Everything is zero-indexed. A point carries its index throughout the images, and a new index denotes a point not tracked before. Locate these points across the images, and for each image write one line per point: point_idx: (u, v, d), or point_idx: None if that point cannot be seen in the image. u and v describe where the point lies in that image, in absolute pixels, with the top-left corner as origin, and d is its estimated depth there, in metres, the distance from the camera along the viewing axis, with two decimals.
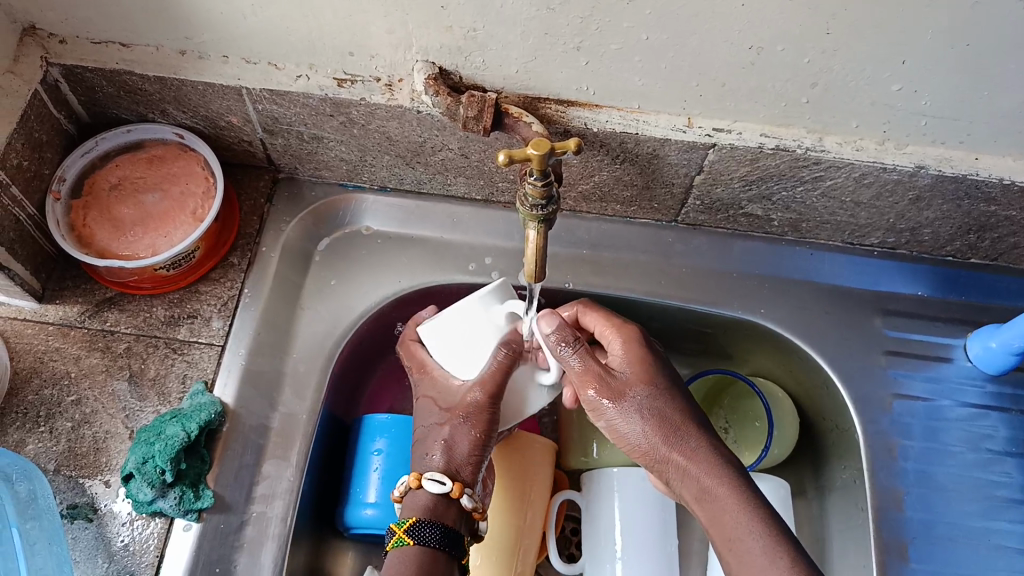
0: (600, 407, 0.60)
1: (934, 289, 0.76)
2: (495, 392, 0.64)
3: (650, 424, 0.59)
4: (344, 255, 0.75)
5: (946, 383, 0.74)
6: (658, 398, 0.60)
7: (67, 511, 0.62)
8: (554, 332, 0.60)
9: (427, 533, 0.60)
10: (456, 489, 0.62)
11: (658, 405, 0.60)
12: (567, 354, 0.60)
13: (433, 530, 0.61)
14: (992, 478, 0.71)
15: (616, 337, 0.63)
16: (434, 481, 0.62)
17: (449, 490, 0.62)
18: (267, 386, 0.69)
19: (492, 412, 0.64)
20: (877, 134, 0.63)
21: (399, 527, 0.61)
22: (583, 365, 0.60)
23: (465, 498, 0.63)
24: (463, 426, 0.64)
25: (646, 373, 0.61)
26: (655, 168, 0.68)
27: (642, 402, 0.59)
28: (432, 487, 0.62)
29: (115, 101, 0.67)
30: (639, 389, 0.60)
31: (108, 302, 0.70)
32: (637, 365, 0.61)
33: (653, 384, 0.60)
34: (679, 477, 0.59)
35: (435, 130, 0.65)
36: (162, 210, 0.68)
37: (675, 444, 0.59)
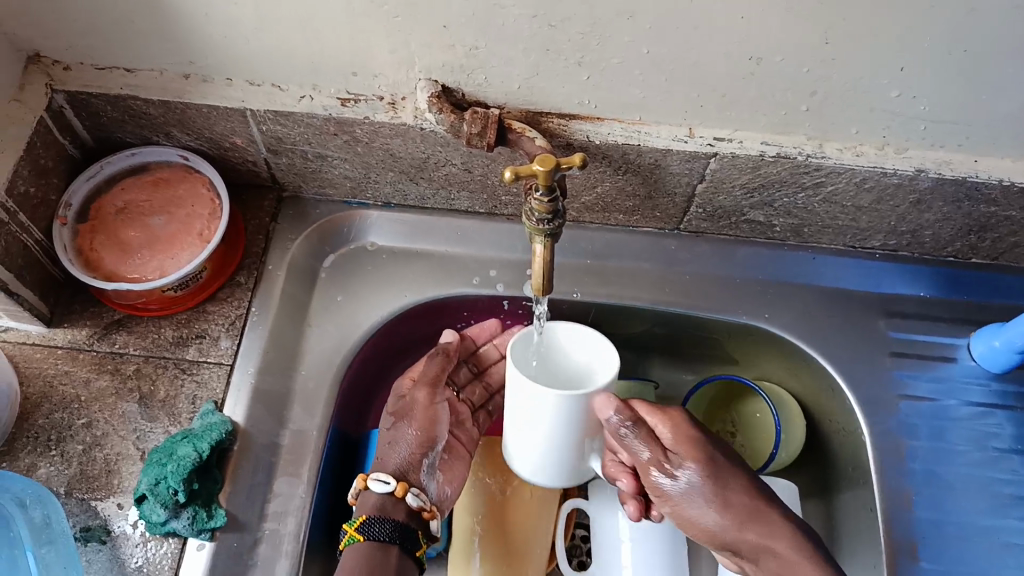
0: (664, 492, 0.60)
1: (936, 290, 0.77)
2: (436, 383, 0.70)
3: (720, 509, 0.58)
4: (350, 271, 0.76)
5: (950, 383, 0.74)
6: (722, 480, 0.59)
7: (82, 533, 0.62)
8: (619, 419, 0.57)
9: (378, 529, 0.62)
10: (399, 489, 0.64)
11: (728, 487, 0.59)
12: (634, 439, 0.58)
13: (385, 526, 0.62)
14: (999, 476, 0.71)
15: (663, 415, 0.61)
16: (378, 481, 0.64)
17: (394, 489, 0.64)
18: (277, 404, 0.69)
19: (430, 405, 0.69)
20: (877, 139, 0.64)
21: (351, 524, 0.62)
22: (651, 454, 0.59)
23: (411, 496, 0.64)
24: (406, 424, 0.69)
25: (702, 453, 0.60)
26: (657, 178, 0.68)
27: (705, 486, 0.59)
28: (376, 487, 0.64)
29: (119, 125, 0.68)
30: (704, 471, 0.59)
31: (116, 324, 0.70)
32: (694, 443, 0.60)
33: (712, 463, 0.59)
34: (754, 553, 0.58)
35: (438, 146, 0.66)
36: (169, 232, 0.68)
37: (747, 527, 0.58)
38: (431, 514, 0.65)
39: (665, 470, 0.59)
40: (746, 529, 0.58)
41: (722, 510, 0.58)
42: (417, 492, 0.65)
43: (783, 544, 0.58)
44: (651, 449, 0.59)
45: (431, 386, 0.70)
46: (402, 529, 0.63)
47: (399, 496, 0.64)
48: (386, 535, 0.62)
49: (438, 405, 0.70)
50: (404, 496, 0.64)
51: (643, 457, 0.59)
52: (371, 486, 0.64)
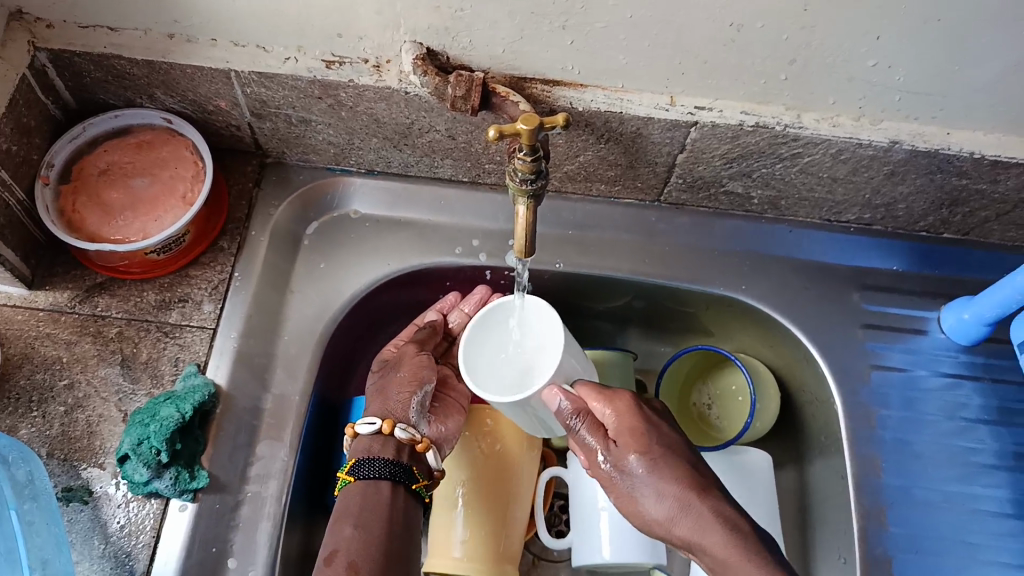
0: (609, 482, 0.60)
1: (909, 263, 0.79)
2: (423, 342, 0.75)
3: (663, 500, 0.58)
4: (333, 239, 0.76)
5: (923, 354, 0.76)
6: (658, 469, 0.58)
7: (63, 494, 0.62)
8: (564, 407, 0.61)
9: (369, 467, 0.64)
10: (386, 425, 0.66)
11: (664, 479, 0.58)
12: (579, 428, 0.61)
13: (376, 463, 0.64)
14: (968, 444, 0.73)
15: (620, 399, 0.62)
16: (364, 423, 0.67)
17: (381, 426, 0.66)
18: (259, 368, 0.70)
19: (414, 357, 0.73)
20: (853, 110, 0.65)
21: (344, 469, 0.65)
22: (599, 443, 0.60)
23: (398, 430, 0.66)
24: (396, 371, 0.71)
25: (645, 442, 0.59)
26: (638, 148, 0.69)
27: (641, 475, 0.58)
28: (363, 429, 0.66)
29: (102, 86, 0.67)
30: (645, 458, 0.58)
31: (99, 288, 0.70)
32: (640, 431, 0.60)
33: (651, 452, 0.59)
34: (691, 547, 0.57)
35: (422, 111, 0.66)
36: (151, 194, 0.68)
37: (684, 519, 0.57)
38: (425, 446, 0.67)
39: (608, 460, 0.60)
40: (678, 524, 0.57)
41: (660, 501, 0.58)
42: (404, 426, 0.66)
43: (713, 540, 0.56)
44: (598, 435, 0.61)
45: (418, 344, 0.74)
46: (394, 464, 0.65)
47: (387, 432, 0.66)
48: (376, 473, 0.64)
49: (425, 355, 0.73)
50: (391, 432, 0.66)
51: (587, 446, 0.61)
52: (359, 429, 0.67)
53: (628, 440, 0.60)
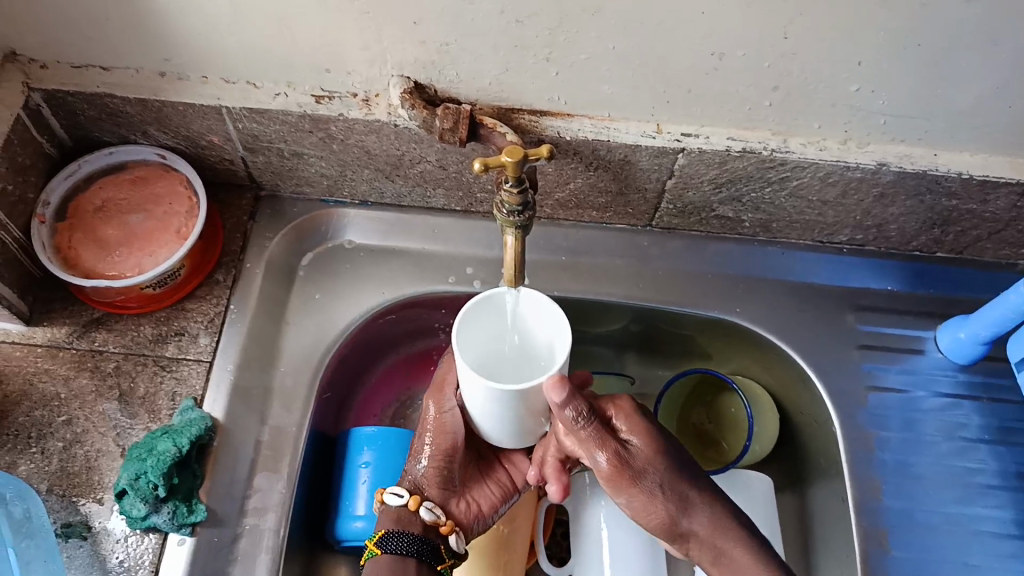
0: (619, 484, 0.59)
1: (903, 284, 0.79)
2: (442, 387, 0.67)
3: (670, 499, 0.59)
4: (329, 269, 0.77)
5: (920, 374, 0.76)
6: (676, 473, 0.59)
7: (62, 529, 0.62)
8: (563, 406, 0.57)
9: (396, 543, 0.61)
10: (413, 502, 0.63)
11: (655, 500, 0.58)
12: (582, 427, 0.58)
13: (404, 539, 0.61)
14: (969, 464, 0.73)
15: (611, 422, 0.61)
16: (393, 495, 0.64)
17: (408, 501, 0.63)
18: (256, 400, 0.70)
19: (449, 415, 0.65)
20: (840, 134, 0.65)
21: (371, 539, 0.62)
22: (596, 457, 0.59)
23: (423, 509, 0.64)
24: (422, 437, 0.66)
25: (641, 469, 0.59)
26: (628, 174, 0.70)
27: (661, 477, 0.59)
28: (392, 501, 0.64)
29: (96, 124, 0.69)
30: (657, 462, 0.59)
31: (96, 323, 0.71)
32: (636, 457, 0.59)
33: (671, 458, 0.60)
34: (698, 546, 0.59)
35: (412, 142, 0.67)
36: (145, 229, 0.69)
37: (698, 519, 0.59)
38: (450, 527, 0.64)
39: (621, 459, 0.59)
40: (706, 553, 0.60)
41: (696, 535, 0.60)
42: (430, 506, 0.64)
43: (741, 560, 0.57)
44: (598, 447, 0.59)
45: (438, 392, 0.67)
46: (422, 542, 0.62)
47: (414, 509, 0.63)
48: (406, 548, 0.61)
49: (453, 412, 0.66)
50: (418, 509, 0.63)
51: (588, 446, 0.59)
52: (386, 498, 0.64)
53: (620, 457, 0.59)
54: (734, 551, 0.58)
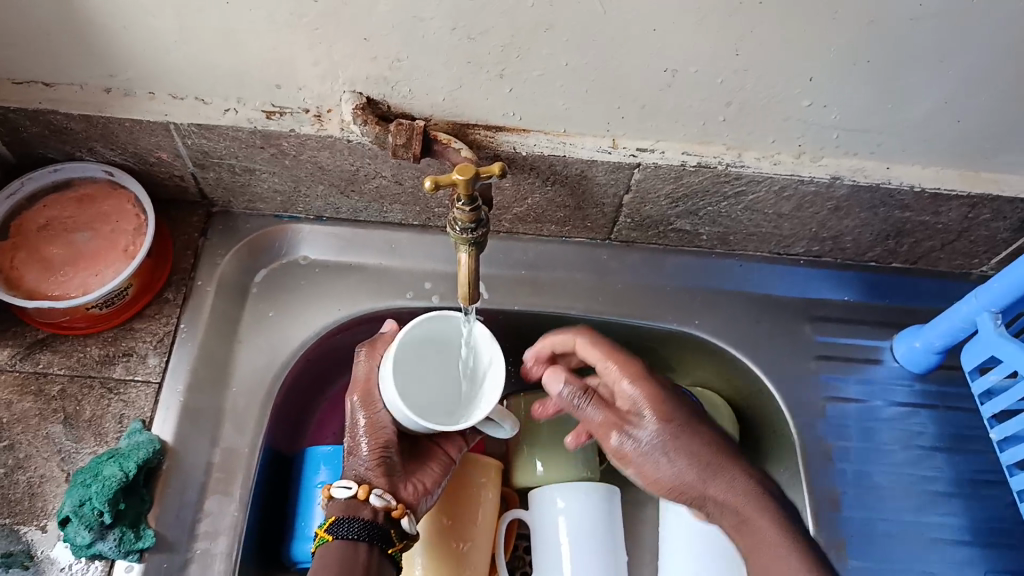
0: (625, 455, 0.62)
1: (859, 294, 0.80)
2: (369, 391, 0.67)
3: (689, 465, 0.60)
4: (283, 286, 0.75)
5: (877, 384, 0.77)
6: (680, 439, 0.61)
7: (2, 559, 0.61)
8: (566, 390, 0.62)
9: (347, 528, 0.61)
10: (361, 491, 0.62)
11: (698, 446, 0.61)
12: (585, 406, 0.62)
13: (354, 524, 0.61)
14: (924, 473, 0.73)
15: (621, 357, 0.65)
16: (340, 487, 0.63)
17: (356, 492, 0.62)
18: (208, 421, 0.68)
19: (373, 410, 0.66)
20: (794, 148, 0.66)
21: (321, 526, 0.62)
22: (630, 395, 0.63)
23: (373, 497, 0.62)
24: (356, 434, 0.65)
25: (677, 410, 0.62)
26: (585, 189, 0.70)
27: (664, 445, 0.61)
28: (340, 493, 0.63)
29: (41, 141, 0.67)
30: (664, 429, 0.61)
31: (41, 344, 0.68)
32: (671, 394, 0.63)
33: (673, 422, 0.61)
34: (717, 509, 0.61)
35: (367, 158, 0.66)
36: (92, 249, 0.67)
37: (715, 484, 0.60)
38: (401, 511, 0.63)
39: (624, 432, 0.61)
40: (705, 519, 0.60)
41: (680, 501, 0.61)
42: (379, 492, 0.63)
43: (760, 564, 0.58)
44: (634, 384, 0.63)
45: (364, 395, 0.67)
46: (372, 526, 0.61)
47: (362, 498, 0.62)
48: (356, 533, 0.60)
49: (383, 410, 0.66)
50: (367, 498, 0.62)
51: (592, 422, 0.62)
52: (334, 492, 0.63)
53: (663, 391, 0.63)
54: (755, 518, 0.59)
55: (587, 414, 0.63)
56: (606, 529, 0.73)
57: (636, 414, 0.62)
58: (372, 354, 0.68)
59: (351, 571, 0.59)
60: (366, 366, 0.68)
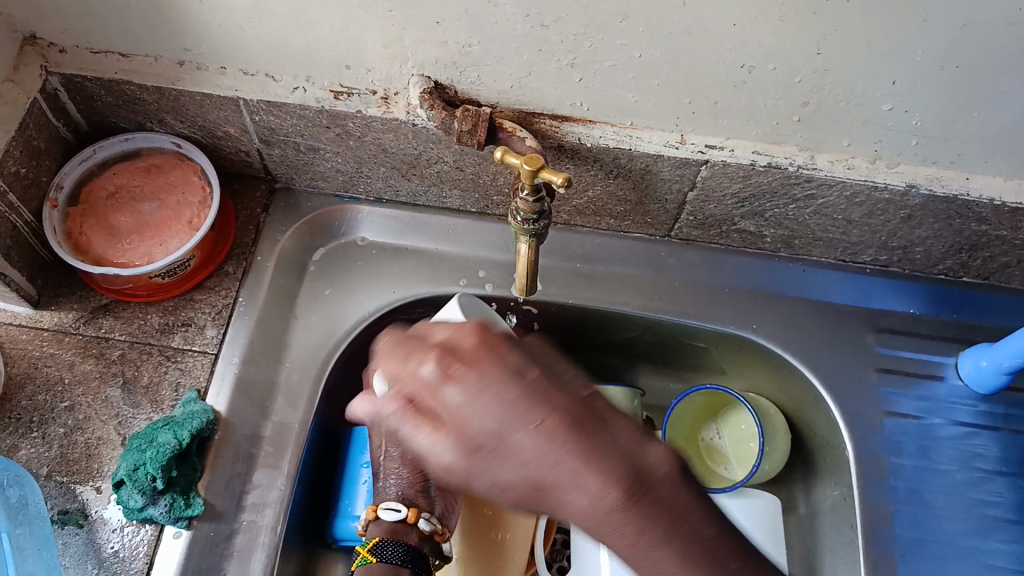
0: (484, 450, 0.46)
1: (926, 307, 0.77)
2: None
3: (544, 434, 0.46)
4: (340, 265, 0.76)
5: (937, 401, 0.74)
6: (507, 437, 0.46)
7: (58, 516, 0.62)
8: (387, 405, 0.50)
9: (391, 551, 0.62)
10: (411, 515, 0.64)
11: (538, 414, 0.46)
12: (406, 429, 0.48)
13: (397, 548, 0.63)
14: (984, 496, 0.71)
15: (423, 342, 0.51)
16: (388, 509, 0.65)
17: (405, 516, 0.65)
18: (260, 394, 0.69)
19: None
20: (869, 153, 0.63)
21: (364, 546, 0.63)
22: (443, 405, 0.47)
23: (422, 521, 0.65)
24: None
25: (473, 407, 0.46)
26: (648, 184, 0.68)
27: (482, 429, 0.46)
28: (387, 515, 0.65)
29: (114, 110, 0.68)
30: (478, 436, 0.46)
31: (104, 309, 0.70)
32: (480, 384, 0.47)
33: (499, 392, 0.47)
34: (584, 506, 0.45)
35: (430, 143, 0.66)
36: (158, 219, 0.69)
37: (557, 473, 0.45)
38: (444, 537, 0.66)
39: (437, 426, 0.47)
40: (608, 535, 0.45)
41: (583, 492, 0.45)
42: (428, 517, 0.65)
43: None
44: (450, 388, 0.47)
45: None
46: (415, 553, 0.63)
47: (411, 522, 0.64)
48: (400, 557, 0.62)
49: None
50: (415, 522, 0.64)
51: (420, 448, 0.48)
52: (382, 516, 0.65)
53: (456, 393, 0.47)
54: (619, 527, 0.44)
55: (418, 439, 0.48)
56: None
57: (405, 416, 0.49)
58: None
59: None
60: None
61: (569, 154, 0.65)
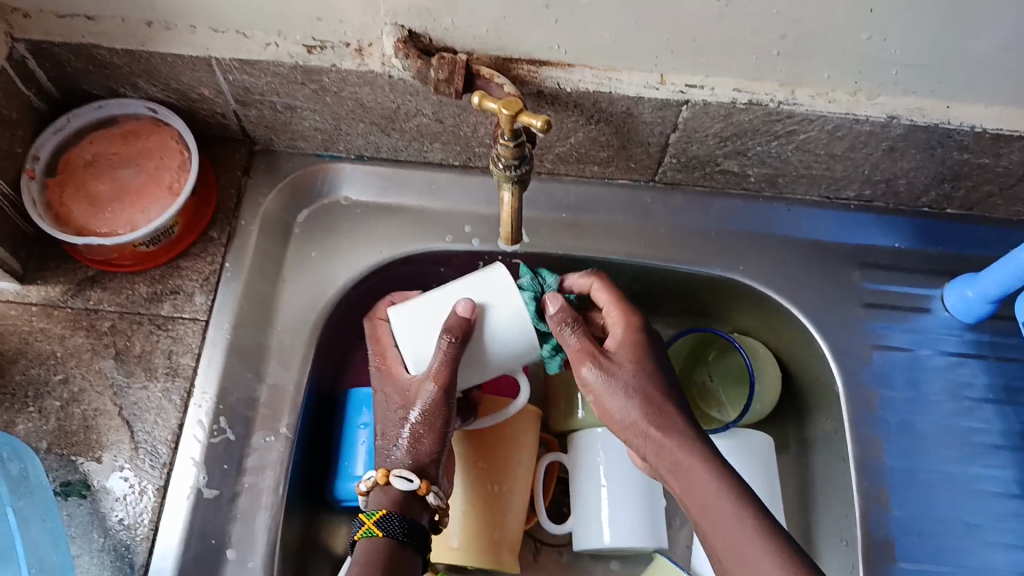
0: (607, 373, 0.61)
1: (912, 240, 0.77)
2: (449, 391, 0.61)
3: (635, 401, 0.60)
4: (324, 226, 0.75)
5: (927, 333, 0.75)
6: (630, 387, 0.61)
7: (61, 488, 0.63)
8: (558, 312, 0.62)
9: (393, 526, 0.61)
10: (424, 488, 0.62)
11: (657, 365, 0.63)
12: (570, 333, 0.62)
13: (396, 522, 0.61)
14: (973, 423, 0.72)
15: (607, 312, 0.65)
16: (402, 478, 0.62)
17: (418, 487, 0.62)
18: (252, 357, 0.69)
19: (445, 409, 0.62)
20: (849, 85, 0.63)
21: (370, 518, 0.61)
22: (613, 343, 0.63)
23: (432, 496, 0.63)
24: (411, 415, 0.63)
25: (655, 365, 0.62)
26: (630, 127, 0.68)
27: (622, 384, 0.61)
28: (400, 484, 0.62)
29: (84, 75, 0.67)
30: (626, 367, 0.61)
31: (91, 281, 0.69)
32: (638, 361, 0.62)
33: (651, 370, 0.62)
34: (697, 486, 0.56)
35: (407, 94, 0.65)
36: (138, 184, 0.68)
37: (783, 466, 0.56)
38: (426, 489, 0.62)
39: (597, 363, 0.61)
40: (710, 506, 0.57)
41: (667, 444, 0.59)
42: (437, 492, 0.63)
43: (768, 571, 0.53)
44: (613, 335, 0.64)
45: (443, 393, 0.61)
46: (408, 525, 0.62)
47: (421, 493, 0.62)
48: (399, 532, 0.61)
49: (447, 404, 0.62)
50: (426, 494, 0.62)
51: (580, 355, 0.62)
52: (394, 483, 0.62)
53: (626, 373, 0.61)
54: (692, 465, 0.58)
55: (567, 339, 0.62)
56: (642, 511, 0.72)
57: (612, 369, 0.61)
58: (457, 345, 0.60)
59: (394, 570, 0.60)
60: (444, 358, 0.60)
61: (549, 100, 0.65)
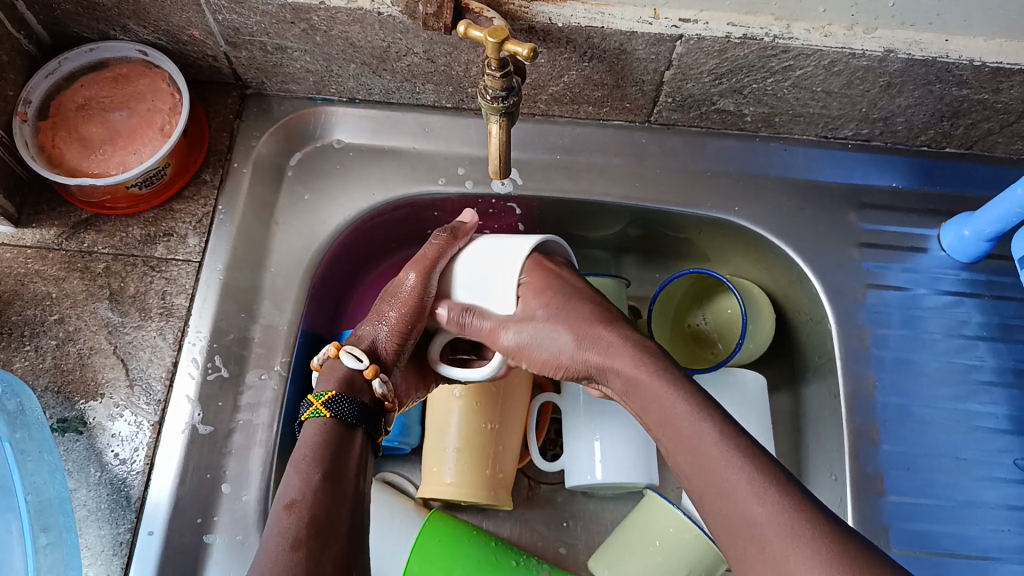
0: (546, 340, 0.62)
1: (909, 180, 0.77)
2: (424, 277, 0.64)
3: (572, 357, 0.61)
4: (317, 169, 0.75)
5: (923, 273, 0.75)
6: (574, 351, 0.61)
7: (58, 424, 0.64)
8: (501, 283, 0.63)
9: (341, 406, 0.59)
10: (370, 370, 0.62)
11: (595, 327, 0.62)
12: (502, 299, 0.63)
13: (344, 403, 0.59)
14: (966, 361, 0.72)
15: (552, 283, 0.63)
16: (351, 356, 0.63)
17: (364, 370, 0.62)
18: (245, 299, 0.70)
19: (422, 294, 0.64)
20: (846, 18, 0.62)
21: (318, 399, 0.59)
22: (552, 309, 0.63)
23: (377, 380, 0.62)
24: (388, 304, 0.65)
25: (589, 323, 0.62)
26: (623, 65, 0.67)
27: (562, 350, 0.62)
28: (348, 362, 0.62)
29: (74, 19, 0.66)
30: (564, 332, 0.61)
31: (84, 224, 0.70)
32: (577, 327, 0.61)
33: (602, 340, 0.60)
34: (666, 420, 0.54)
35: (398, 33, 0.64)
36: (130, 127, 0.68)
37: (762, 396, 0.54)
38: (374, 373, 0.62)
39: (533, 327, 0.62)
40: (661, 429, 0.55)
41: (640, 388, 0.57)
42: (384, 379, 0.62)
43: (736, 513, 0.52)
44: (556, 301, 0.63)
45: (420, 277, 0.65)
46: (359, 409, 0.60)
47: (369, 377, 0.62)
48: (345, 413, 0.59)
49: (420, 294, 0.65)
50: (372, 378, 0.62)
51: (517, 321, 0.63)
52: (343, 359, 0.63)
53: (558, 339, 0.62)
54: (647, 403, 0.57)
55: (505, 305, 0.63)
56: (633, 451, 0.73)
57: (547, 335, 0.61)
58: (450, 238, 0.66)
59: (343, 453, 0.58)
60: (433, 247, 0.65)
61: (540, 35, 0.64)
